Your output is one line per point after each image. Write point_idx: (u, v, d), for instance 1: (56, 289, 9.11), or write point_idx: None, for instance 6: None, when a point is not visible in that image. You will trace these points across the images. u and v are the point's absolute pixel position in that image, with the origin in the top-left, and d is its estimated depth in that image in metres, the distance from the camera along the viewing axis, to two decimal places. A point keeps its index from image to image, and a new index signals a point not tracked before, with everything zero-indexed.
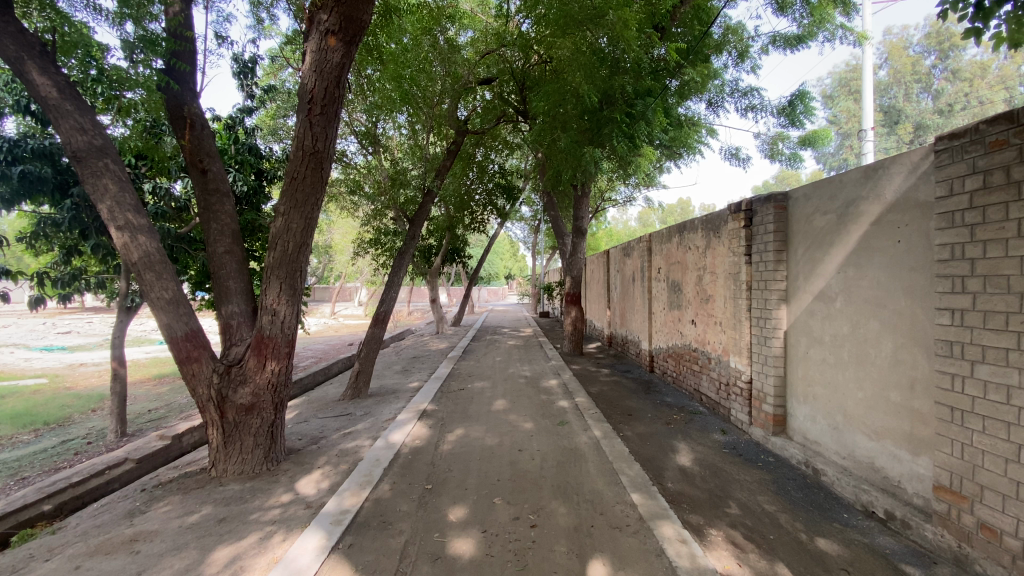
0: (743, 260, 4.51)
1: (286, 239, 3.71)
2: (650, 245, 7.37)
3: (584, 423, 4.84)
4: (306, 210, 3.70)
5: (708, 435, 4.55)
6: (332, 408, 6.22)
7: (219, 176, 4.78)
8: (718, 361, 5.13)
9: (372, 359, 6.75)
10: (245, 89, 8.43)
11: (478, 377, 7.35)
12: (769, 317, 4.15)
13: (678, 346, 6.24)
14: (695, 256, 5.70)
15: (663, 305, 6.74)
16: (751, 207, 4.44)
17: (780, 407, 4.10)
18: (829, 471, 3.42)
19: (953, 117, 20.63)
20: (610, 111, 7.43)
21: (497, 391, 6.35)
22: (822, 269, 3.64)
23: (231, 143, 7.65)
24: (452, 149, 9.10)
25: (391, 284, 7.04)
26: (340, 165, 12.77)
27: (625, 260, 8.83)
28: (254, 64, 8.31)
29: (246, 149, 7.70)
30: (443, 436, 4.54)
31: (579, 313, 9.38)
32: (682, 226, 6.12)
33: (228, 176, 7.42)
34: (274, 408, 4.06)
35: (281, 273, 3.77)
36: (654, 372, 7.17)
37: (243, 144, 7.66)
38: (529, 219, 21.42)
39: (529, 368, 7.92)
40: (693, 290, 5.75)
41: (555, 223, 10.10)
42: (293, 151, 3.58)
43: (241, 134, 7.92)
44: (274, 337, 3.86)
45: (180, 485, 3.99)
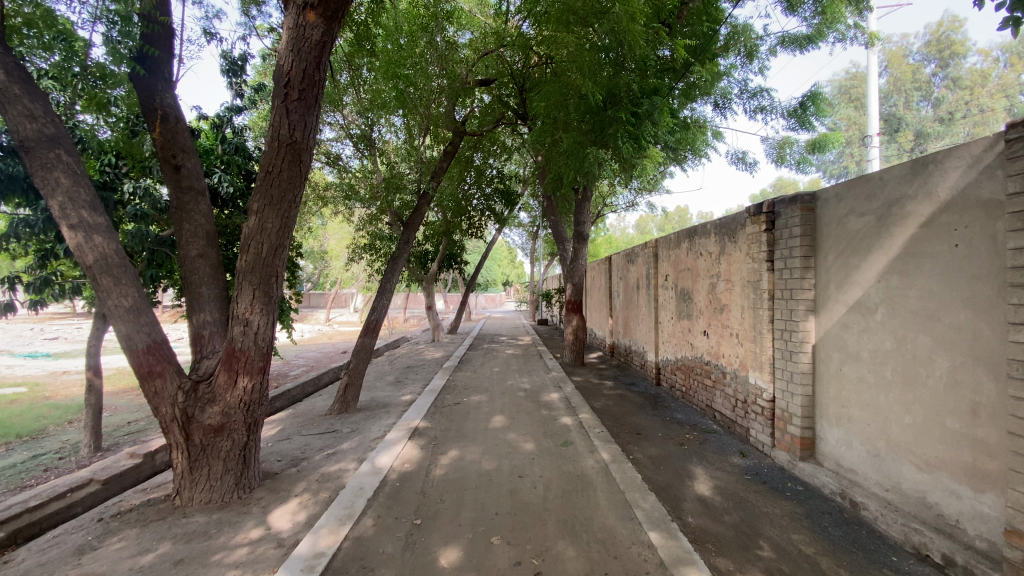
0: (765, 267, 4.13)
1: (259, 240, 3.29)
2: (655, 251, 6.98)
3: (590, 444, 4.44)
4: (282, 209, 3.30)
5: (726, 459, 4.15)
6: (318, 424, 5.79)
7: (193, 171, 4.38)
8: (734, 376, 4.73)
9: (361, 371, 6.34)
10: (234, 87, 8.04)
11: (474, 389, 6.94)
12: (796, 329, 3.76)
13: (688, 358, 5.85)
14: (708, 263, 5.32)
15: (671, 314, 6.35)
16: (774, 209, 4.06)
17: (809, 430, 3.71)
18: (871, 506, 3.03)
19: (953, 125, 20.37)
20: (615, 110, 7.03)
21: (495, 406, 5.94)
22: (859, 277, 3.27)
23: (215, 142, 7.25)
24: (449, 151, 8.75)
25: (383, 291, 6.63)
26: (334, 170, 12.37)
27: (628, 267, 8.42)
28: (244, 61, 7.92)
29: (232, 149, 7.24)
30: (435, 459, 4.12)
31: (581, 321, 8.97)
32: (692, 230, 5.74)
33: (212, 176, 6.98)
34: (247, 429, 3.65)
35: (254, 278, 3.35)
36: (661, 385, 6.77)
37: (230, 143, 7.20)
38: (528, 225, 21.13)
39: (527, 380, 7.50)
40: (706, 298, 5.36)
41: (555, 229, 9.71)
42: (268, 142, 3.18)
43: (229, 134, 7.51)
44: (246, 350, 3.45)
45: (139, 516, 3.56)
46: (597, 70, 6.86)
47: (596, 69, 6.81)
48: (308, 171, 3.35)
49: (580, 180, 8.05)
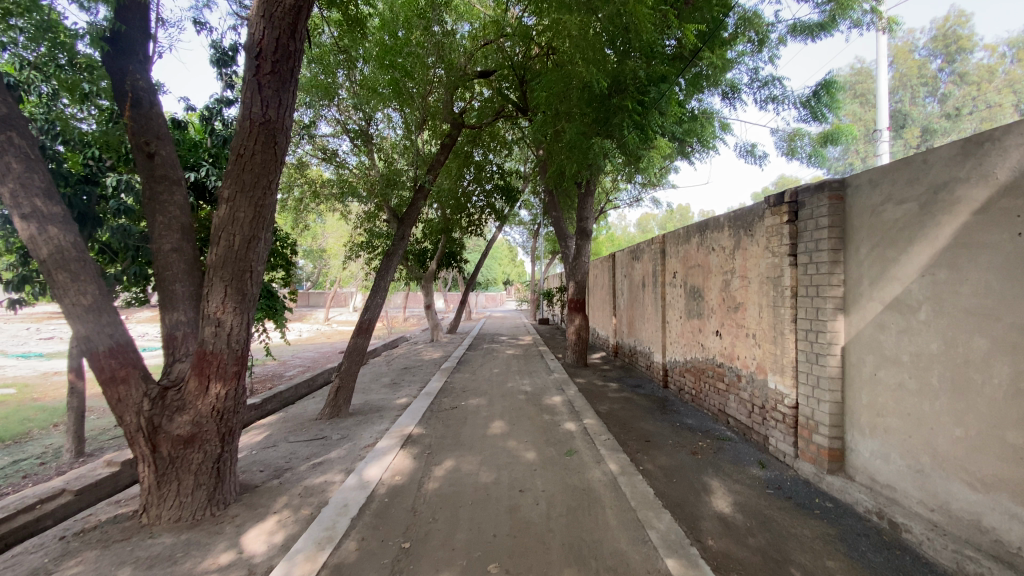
0: (786, 262, 3.81)
1: (231, 231, 2.96)
2: (663, 247, 6.65)
3: (596, 453, 4.12)
4: (256, 196, 2.97)
5: (744, 470, 3.83)
6: (307, 430, 5.47)
7: (167, 159, 4.04)
8: (751, 380, 4.40)
9: (353, 374, 6.01)
10: (224, 78, 7.72)
11: (473, 391, 6.62)
12: (823, 330, 3.44)
13: (699, 360, 5.52)
14: (720, 258, 4.99)
15: (680, 313, 6.01)
16: (796, 198, 3.73)
17: (837, 440, 3.39)
18: (915, 528, 2.71)
19: (960, 121, 19.94)
20: (620, 99, 6.67)
21: (494, 410, 5.62)
22: (898, 272, 2.95)
23: (206, 136, 6.97)
24: (446, 144, 8.44)
25: (377, 290, 6.30)
26: (332, 166, 12.05)
27: (633, 265, 8.09)
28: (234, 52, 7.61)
29: (221, 141, 6.87)
30: (429, 471, 3.79)
31: (584, 320, 8.64)
32: (703, 224, 5.40)
33: (200, 170, 6.63)
34: (221, 440, 3.33)
35: (225, 274, 3.02)
36: (668, 388, 6.44)
37: (218, 135, 6.83)
38: (529, 223, 20.82)
39: (528, 382, 7.17)
40: (718, 297, 5.03)
41: (557, 225, 9.37)
42: (239, 121, 2.88)
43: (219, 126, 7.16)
44: (219, 353, 3.13)
45: (102, 535, 3.24)
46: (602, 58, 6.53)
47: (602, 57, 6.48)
48: (285, 154, 3.05)
49: (583, 173, 7.70)
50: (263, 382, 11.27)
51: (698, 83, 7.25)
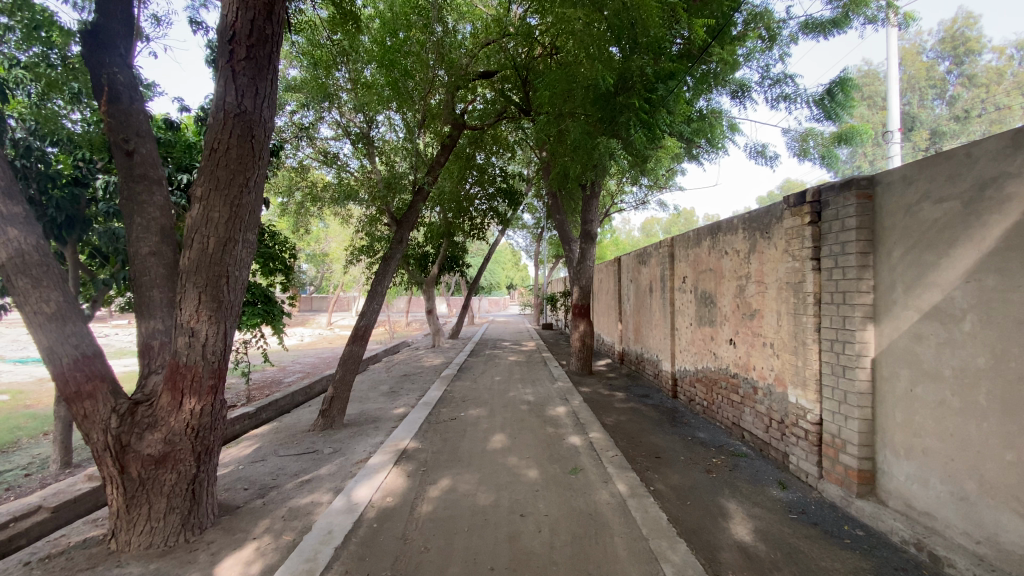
0: (808, 267, 3.53)
1: (205, 233, 2.72)
2: (671, 250, 6.38)
3: (603, 471, 3.84)
4: (231, 194, 2.73)
5: (763, 491, 3.54)
6: (298, 443, 5.20)
7: (148, 158, 3.78)
8: (769, 393, 4.13)
9: (348, 383, 5.75)
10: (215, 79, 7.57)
11: (473, 401, 6.35)
12: (850, 341, 3.16)
13: (710, 369, 5.24)
14: (734, 262, 4.72)
15: (690, 320, 5.74)
16: (819, 197, 3.46)
17: (868, 461, 3.10)
18: (960, 564, 2.42)
19: (970, 123, 19.59)
20: (626, 96, 6.41)
21: (495, 422, 5.35)
22: (937, 277, 2.68)
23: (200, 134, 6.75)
24: (447, 145, 8.21)
25: (373, 295, 6.05)
26: (332, 169, 11.84)
27: (639, 270, 7.82)
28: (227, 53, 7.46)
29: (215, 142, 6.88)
30: (423, 491, 3.53)
31: (589, 327, 8.36)
32: (715, 226, 5.13)
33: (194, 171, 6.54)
34: (196, 459, 3.08)
35: (200, 280, 2.77)
36: (678, 398, 6.16)
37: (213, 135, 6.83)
38: (532, 226, 20.58)
39: (531, 391, 6.90)
40: (732, 303, 4.75)
41: (561, 228, 9.11)
42: (212, 113, 2.66)
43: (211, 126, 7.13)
44: (193, 365, 2.88)
45: (66, 562, 2.97)
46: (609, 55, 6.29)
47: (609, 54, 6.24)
48: (264, 149, 2.82)
49: (587, 174, 7.44)
50: (260, 388, 11.03)
51: (707, 81, 6.99)
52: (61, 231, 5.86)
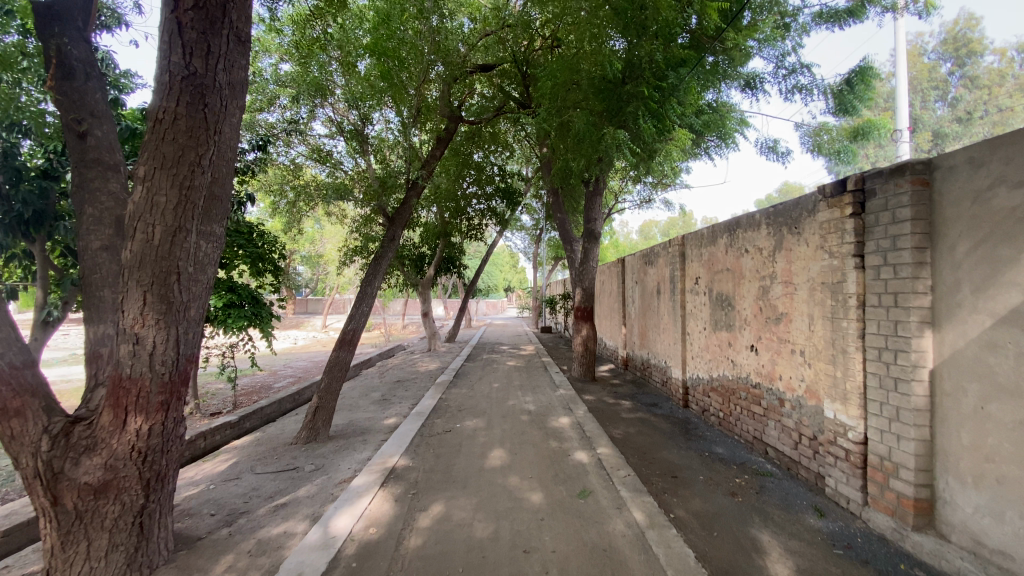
0: (849, 265, 3.12)
1: (149, 220, 2.29)
2: (682, 250, 5.95)
3: (616, 495, 3.41)
4: (180, 173, 2.32)
5: (798, 519, 3.12)
6: (278, 459, 4.75)
7: (104, 140, 3.23)
8: (798, 406, 3.71)
9: (334, 392, 5.30)
10: None
11: (470, 410, 5.92)
12: (903, 350, 2.75)
13: (727, 378, 4.82)
14: (756, 261, 4.30)
15: (704, 324, 5.31)
16: (864, 186, 3.05)
17: (925, 488, 2.69)
18: None
19: (972, 125, 19.25)
20: (634, 85, 5.98)
21: (494, 435, 4.91)
22: (1017, 276, 2.26)
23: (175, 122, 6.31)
24: (443, 138, 7.79)
25: (363, 297, 5.63)
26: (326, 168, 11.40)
27: (645, 271, 7.40)
28: None
29: None
30: (411, 521, 3.09)
31: (592, 331, 7.93)
32: (733, 222, 4.71)
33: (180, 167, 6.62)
34: (145, 487, 2.63)
35: (144, 276, 2.34)
36: (690, 408, 5.73)
37: None
38: (531, 228, 20.20)
39: (532, 400, 6.45)
40: (753, 306, 4.33)
41: (562, 227, 8.67)
42: (157, 76, 2.29)
43: None
44: (137, 378, 2.44)
45: None
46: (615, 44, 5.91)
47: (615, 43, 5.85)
48: (220, 120, 2.44)
49: (591, 169, 7.00)
50: (247, 394, 10.56)
51: (718, 73, 6.59)
52: (37, 228, 5.35)
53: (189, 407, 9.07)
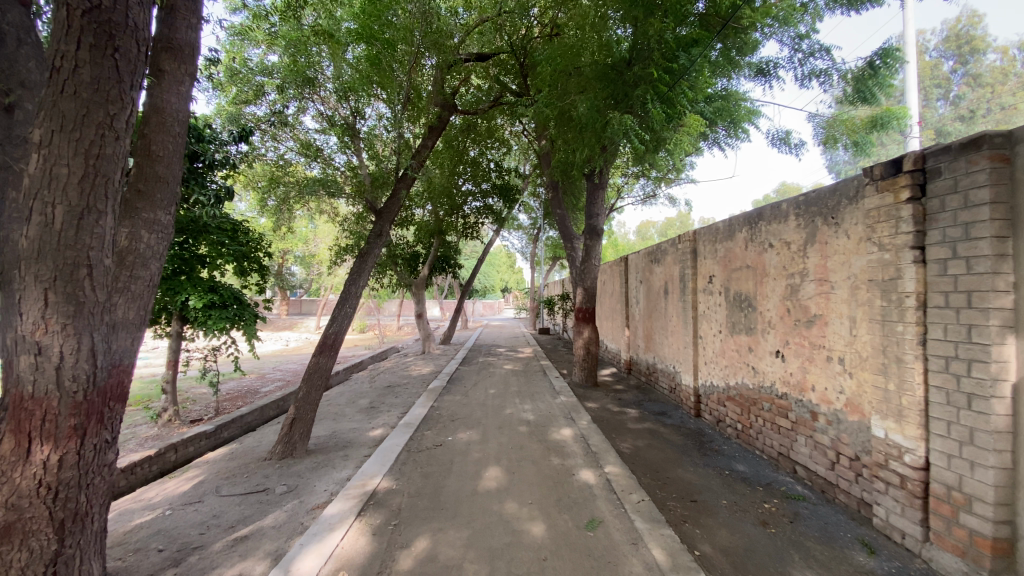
0: (904, 260, 2.66)
1: (48, 198, 1.86)
2: (693, 246, 5.49)
3: (629, 526, 2.94)
4: (86, 136, 1.90)
5: (845, 558, 2.66)
6: (248, 477, 4.27)
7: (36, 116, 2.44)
8: (836, 421, 3.26)
9: (314, 403, 4.83)
10: None
11: (464, 420, 5.45)
12: (980, 360, 2.28)
13: (747, 386, 4.37)
14: (781, 256, 3.84)
15: (719, 327, 4.85)
16: (925, 166, 2.60)
17: (1006, 526, 2.22)
18: None
19: (975, 123, 18.79)
20: (642, 67, 5.52)
21: (489, 450, 4.44)
22: None
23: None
24: (435, 128, 7.28)
25: (346, 297, 5.15)
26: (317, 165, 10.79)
27: (651, 270, 6.93)
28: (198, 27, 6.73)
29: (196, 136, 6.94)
30: (391, 561, 2.61)
31: (594, 333, 7.46)
32: (753, 214, 4.26)
33: None
34: (60, 531, 2.10)
35: (43, 270, 1.88)
36: (702, 418, 5.28)
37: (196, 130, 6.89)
38: (528, 227, 19.73)
39: (530, 409, 5.97)
40: (779, 307, 3.87)
41: (561, 224, 8.20)
42: (54, 18, 1.88)
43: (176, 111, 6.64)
44: (42, 398, 1.97)
45: None
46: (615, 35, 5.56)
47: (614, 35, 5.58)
48: (135, 73, 2.05)
49: (595, 160, 6.51)
50: (232, 399, 10.03)
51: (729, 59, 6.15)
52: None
53: (167, 414, 8.54)
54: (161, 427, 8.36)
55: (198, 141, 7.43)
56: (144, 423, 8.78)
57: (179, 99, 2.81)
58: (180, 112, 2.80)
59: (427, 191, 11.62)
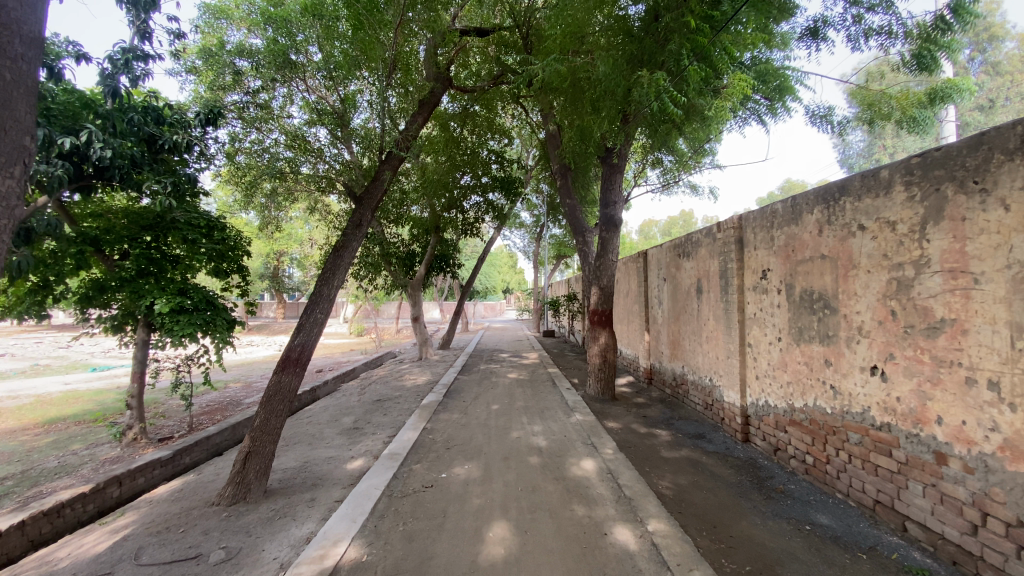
0: None
1: None
2: (737, 237, 4.54)
3: None
4: None
5: None
6: (183, 534, 3.31)
7: None
8: (984, 471, 2.33)
9: (274, 431, 3.89)
10: (138, 24, 5.94)
11: (461, 448, 4.51)
12: None
13: (820, 410, 3.43)
14: (878, 241, 2.90)
15: (777, 332, 3.92)
16: None
17: None
18: None
19: (994, 113, 17.78)
20: (675, 15, 4.56)
21: (494, 492, 3.49)
22: None
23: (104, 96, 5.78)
24: (426, 102, 6.29)
25: (316, 301, 4.23)
26: (308, 161, 9.77)
27: (679, 266, 5.98)
28: None
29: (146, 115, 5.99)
30: None
31: (611, 339, 6.50)
32: (830, 188, 3.31)
33: (81, 133, 5.15)
34: None
35: None
36: (751, 445, 4.34)
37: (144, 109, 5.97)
38: (532, 224, 18.77)
39: (542, 430, 5.02)
40: (876, 310, 2.92)
41: (572, 214, 7.25)
42: None
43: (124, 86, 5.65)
44: None
45: None
46: (629, 11, 5.07)
47: (629, 12, 5.11)
48: None
49: (615, 134, 5.53)
50: (209, 413, 9.08)
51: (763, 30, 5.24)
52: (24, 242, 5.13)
53: (132, 432, 7.58)
54: (124, 447, 7.41)
55: (158, 124, 6.20)
56: (107, 442, 7.85)
57: (22, 4, 1.98)
58: (22, 24, 1.96)
59: (421, 181, 10.62)
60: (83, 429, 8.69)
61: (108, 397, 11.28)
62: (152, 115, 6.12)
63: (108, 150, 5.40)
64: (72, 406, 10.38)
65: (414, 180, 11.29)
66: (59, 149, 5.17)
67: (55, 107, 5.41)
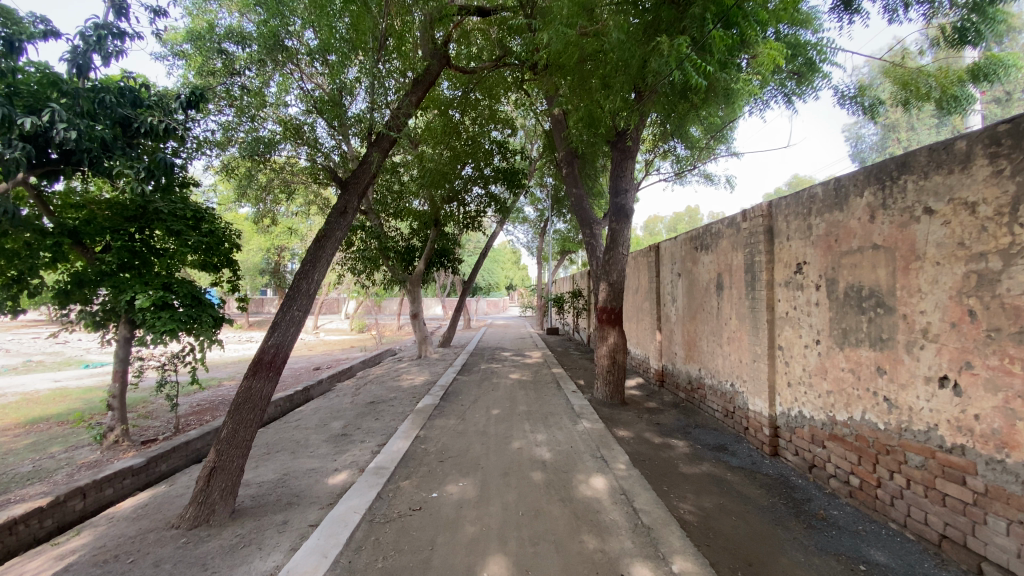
0: None
1: None
2: (766, 227, 4.05)
3: None
4: None
5: None
6: (130, 565, 2.86)
7: None
8: None
9: (242, 443, 3.44)
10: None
11: (457, 461, 4.06)
12: None
13: (869, 425, 2.96)
14: (951, 228, 2.42)
15: (815, 334, 3.44)
16: None
17: None
18: None
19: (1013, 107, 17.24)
20: None
21: (490, 517, 3.03)
22: None
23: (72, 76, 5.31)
24: (422, 82, 5.82)
25: (293, 296, 3.77)
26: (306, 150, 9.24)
27: (696, 260, 5.50)
28: None
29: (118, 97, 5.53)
30: None
31: (621, 338, 6.03)
32: (883, 166, 2.83)
33: (43, 112, 4.65)
34: None
35: None
36: (782, 460, 3.86)
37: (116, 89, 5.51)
38: (537, 218, 18.29)
39: (546, 440, 4.56)
40: (948, 311, 2.44)
41: (579, 204, 6.78)
42: None
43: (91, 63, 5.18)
44: None
45: None
46: None
47: None
48: None
49: (628, 114, 5.06)
50: (198, 413, 8.65)
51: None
52: None
53: (113, 434, 7.15)
54: (104, 451, 6.99)
55: (134, 106, 5.70)
56: (87, 445, 7.43)
57: None
58: None
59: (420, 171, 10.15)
60: (65, 430, 8.28)
61: (96, 395, 10.87)
62: (128, 97, 5.65)
63: (72, 131, 4.89)
64: (58, 404, 9.97)
65: (414, 172, 10.84)
66: (19, 130, 4.63)
67: (18, 87, 4.90)
